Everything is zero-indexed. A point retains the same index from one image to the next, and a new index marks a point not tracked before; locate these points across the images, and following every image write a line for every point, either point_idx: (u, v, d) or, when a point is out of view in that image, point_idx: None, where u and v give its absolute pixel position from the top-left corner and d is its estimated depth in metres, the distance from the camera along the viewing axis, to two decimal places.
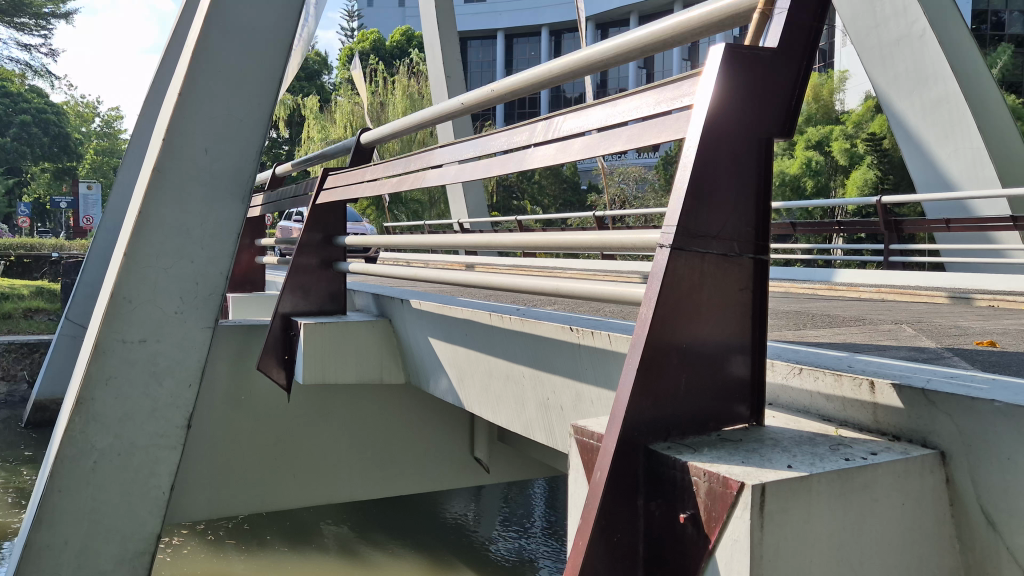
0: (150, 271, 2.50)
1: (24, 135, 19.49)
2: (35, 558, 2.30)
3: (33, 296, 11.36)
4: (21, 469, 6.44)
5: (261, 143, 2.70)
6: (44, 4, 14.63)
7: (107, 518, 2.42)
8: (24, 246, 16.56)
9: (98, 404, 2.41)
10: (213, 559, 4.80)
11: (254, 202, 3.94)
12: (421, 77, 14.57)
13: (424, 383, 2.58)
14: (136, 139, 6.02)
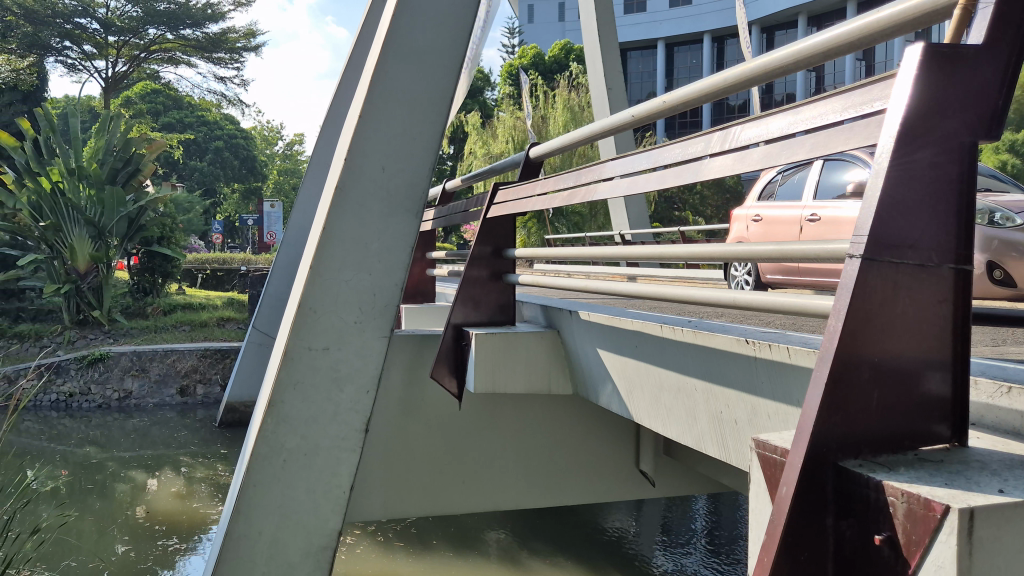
0: (333, 284, 2.67)
1: (218, 159, 21.43)
2: (233, 546, 2.51)
3: (225, 307, 12.42)
4: (216, 466, 7.04)
5: (434, 160, 2.81)
6: (237, 40, 16.05)
7: (295, 513, 2.60)
8: (218, 260, 18.14)
9: (287, 407, 2.59)
10: (384, 559, 5.04)
11: (426, 217, 4.11)
12: (581, 90, 14.63)
13: (591, 394, 2.59)
14: (318, 160, 6.50)
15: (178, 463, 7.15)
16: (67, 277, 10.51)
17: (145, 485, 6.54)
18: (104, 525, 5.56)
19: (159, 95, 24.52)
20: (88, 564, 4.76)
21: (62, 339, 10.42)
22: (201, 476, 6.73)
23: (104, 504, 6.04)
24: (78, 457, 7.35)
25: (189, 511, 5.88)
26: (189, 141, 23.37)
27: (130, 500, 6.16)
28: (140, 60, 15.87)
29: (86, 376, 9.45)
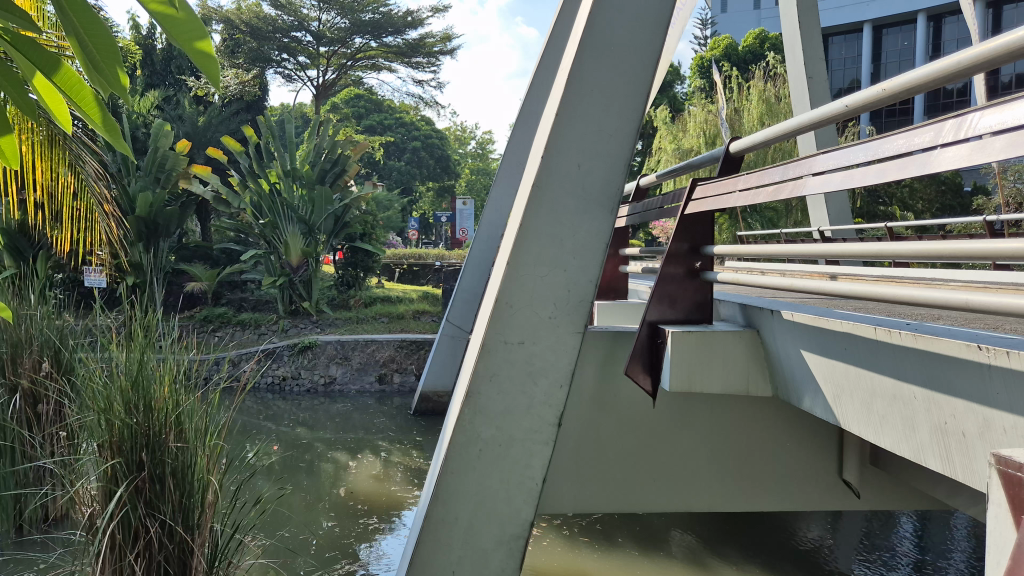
0: (529, 279, 2.73)
1: (415, 159, 22.44)
2: (433, 529, 2.64)
3: (420, 300, 13.01)
4: (412, 451, 7.40)
5: (630, 156, 2.79)
6: (434, 44, 16.68)
7: (490, 501, 2.68)
8: (414, 255, 19.00)
9: (483, 399, 2.68)
10: (569, 553, 5.10)
11: (620, 213, 4.11)
12: (778, 79, 13.95)
13: (794, 398, 2.48)
14: (508, 162, 6.98)
15: (377, 447, 7.59)
16: (282, 270, 11.45)
17: (348, 466, 7.00)
18: (313, 501, 6.01)
19: (362, 99, 26.13)
20: (299, 536, 5.16)
21: (277, 327, 11.36)
22: (398, 461, 7.10)
23: (313, 482, 6.53)
24: (290, 436, 7.98)
25: (387, 493, 6.22)
26: (390, 142, 24.74)
27: (335, 479, 6.61)
28: (346, 67, 16.97)
29: (297, 362, 10.25)
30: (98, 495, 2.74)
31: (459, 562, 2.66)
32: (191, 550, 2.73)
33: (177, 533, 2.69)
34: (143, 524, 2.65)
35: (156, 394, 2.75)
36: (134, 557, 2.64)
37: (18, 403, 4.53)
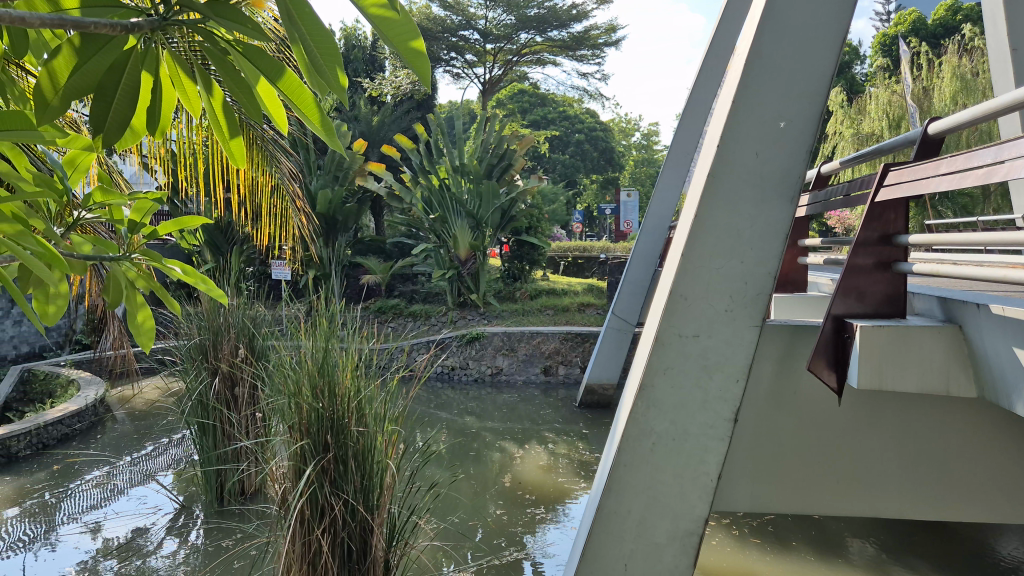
0: (704, 271, 2.65)
1: (579, 152, 22.46)
2: (606, 520, 2.65)
3: (584, 293, 13.00)
4: (577, 443, 7.43)
5: (813, 143, 2.65)
6: (598, 35, 16.58)
7: (663, 495, 2.65)
8: (578, 248, 19.00)
9: (656, 391, 2.65)
10: (739, 554, 4.95)
11: (800, 202, 3.93)
12: (976, 52, 12.78)
13: (1003, 401, 2.28)
14: (677, 152, 6.99)
15: (544, 438, 7.67)
16: (451, 264, 11.81)
17: (515, 455, 7.13)
18: (481, 488, 6.17)
19: (526, 94, 26.40)
20: (469, 522, 5.32)
21: (447, 319, 11.76)
22: (564, 452, 7.15)
23: (481, 469, 6.71)
24: (459, 424, 8.23)
25: (554, 484, 6.28)
26: (553, 136, 24.88)
27: (502, 467, 6.76)
28: (512, 63, 17.21)
29: (465, 353, 10.60)
30: (289, 473, 2.93)
31: (632, 555, 2.65)
32: (372, 529, 2.87)
33: (359, 512, 2.85)
34: (329, 501, 2.81)
35: (340, 379, 2.91)
36: (320, 532, 2.80)
37: (217, 386, 4.91)
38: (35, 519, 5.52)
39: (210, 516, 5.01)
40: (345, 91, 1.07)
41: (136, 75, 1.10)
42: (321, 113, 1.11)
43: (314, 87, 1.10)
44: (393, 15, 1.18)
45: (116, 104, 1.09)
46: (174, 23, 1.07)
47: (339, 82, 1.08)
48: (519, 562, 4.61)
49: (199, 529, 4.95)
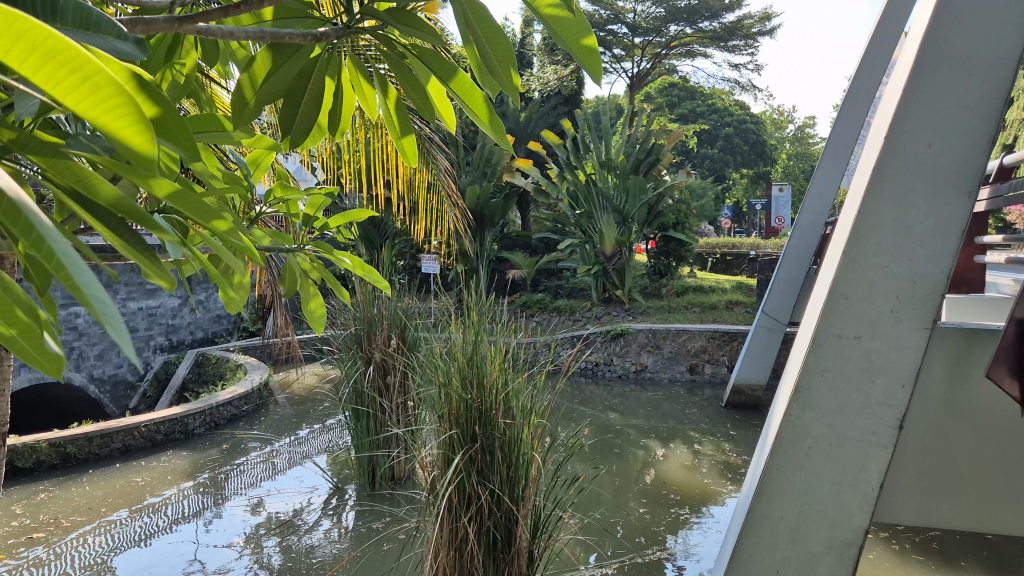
0: (867, 269, 2.51)
1: (729, 146, 21.84)
2: (757, 525, 2.58)
3: (733, 290, 12.64)
4: (723, 444, 7.25)
5: (995, 133, 2.44)
6: (751, 23, 16.04)
7: (819, 503, 2.54)
8: (728, 244, 18.48)
9: (812, 394, 2.53)
10: (900, 570, 4.67)
11: (979, 197, 3.67)
12: None
13: None
14: (835, 144, 6.68)
15: (689, 437, 7.52)
16: (596, 259, 11.79)
17: (658, 454, 7.04)
18: (624, 485, 6.14)
19: (674, 88, 25.97)
20: (611, 518, 5.30)
21: (591, 314, 11.78)
22: (709, 453, 6.99)
23: (623, 466, 6.67)
24: (602, 420, 8.21)
25: (699, 484, 6.15)
26: (702, 130, 24.36)
27: (645, 465, 6.70)
28: (661, 56, 16.95)
29: (610, 349, 10.59)
30: (438, 461, 3.03)
31: (784, 562, 2.57)
32: (517, 519, 2.92)
33: (505, 502, 2.90)
34: (476, 490, 2.88)
35: (488, 371, 2.98)
36: (467, 520, 2.89)
37: (371, 374, 5.13)
38: (207, 491, 5.99)
39: (363, 498, 5.25)
40: (517, 92, 1.08)
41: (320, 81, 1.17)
42: (490, 112, 1.14)
43: (487, 87, 1.13)
44: (566, 17, 1.14)
45: (302, 110, 1.16)
46: (356, 32, 1.10)
47: (512, 82, 1.09)
48: (661, 561, 4.56)
49: (352, 510, 5.19)
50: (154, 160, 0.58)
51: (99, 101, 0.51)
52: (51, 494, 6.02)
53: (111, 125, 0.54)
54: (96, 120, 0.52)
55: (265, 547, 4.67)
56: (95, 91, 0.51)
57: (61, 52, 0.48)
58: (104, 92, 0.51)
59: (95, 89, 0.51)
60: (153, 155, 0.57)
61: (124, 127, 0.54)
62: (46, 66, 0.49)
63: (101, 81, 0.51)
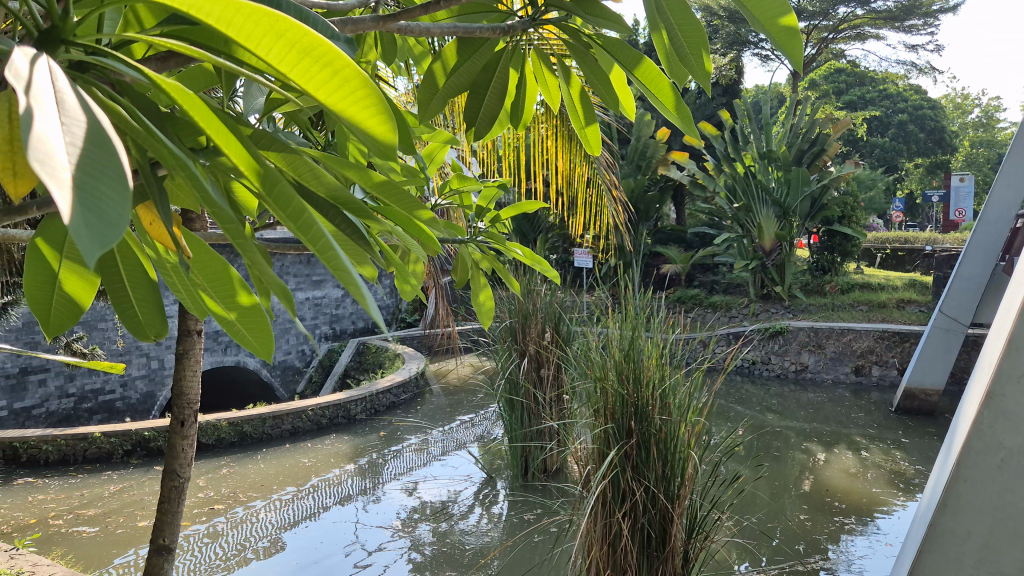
0: None
1: (902, 133, 20.46)
2: (941, 539, 2.38)
3: (906, 287, 11.85)
4: (893, 450, 6.83)
5: None
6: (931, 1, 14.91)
7: (1014, 521, 2.28)
8: (900, 238, 17.34)
9: (1007, 401, 2.29)
10: None
11: None
12: None
13: None
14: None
15: (854, 443, 7.12)
16: (754, 254, 11.35)
17: (820, 458, 6.72)
18: (784, 489, 5.89)
19: (843, 74, 24.59)
20: (770, 523, 5.11)
21: (748, 311, 11.43)
22: (877, 460, 6.59)
23: (781, 469, 6.41)
24: (759, 421, 7.93)
25: (865, 492, 5.82)
26: (873, 117, 22.95)
27: (805, 469, 6.41)
28: (829, 41, 16.07)
29: (768, 347, 10.20)
30: (593, 455, 3.02)
31: None
32: (672, 519, 2.79)
33: (659, 501, 2.79)
34: (630, 487, 2.81)
35: (645, 366, 2.92)
36: (621, 515, 2.84)
37: (526, 366, 5.18)
38: (366, 474, 6.27)
39: (516, 488, 5.30)
40: (708, 79, 1.04)
41: (504, 73, 1.18)
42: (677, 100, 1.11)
43: (674, 74, 1.10)
44: None
45: (487, 102, 1.18)
46: (543, 24, 1.10)
47: (703, 68, 1.05)
48: (825, 571, 4.35)
49: (505, 499, 5.27)
50: (395, 151, 0.56)
51: (344, 91, 0.49)
52: (230, 469, 6.51)
53: (356, 115, 0.52)
54: (340, 108, 0.51)
55: (420, 531, 4.83)
56: (342, 85, 0.49)
57: (320, 53, 0.47)
58: (351, 84, 0.49)
59: (342, 80, 0.48)
60: (394, 145, 0.55)
61: (367, 117, 0.51)
62: (303, 62, 0.48)
63: (347, 73, 0.48)
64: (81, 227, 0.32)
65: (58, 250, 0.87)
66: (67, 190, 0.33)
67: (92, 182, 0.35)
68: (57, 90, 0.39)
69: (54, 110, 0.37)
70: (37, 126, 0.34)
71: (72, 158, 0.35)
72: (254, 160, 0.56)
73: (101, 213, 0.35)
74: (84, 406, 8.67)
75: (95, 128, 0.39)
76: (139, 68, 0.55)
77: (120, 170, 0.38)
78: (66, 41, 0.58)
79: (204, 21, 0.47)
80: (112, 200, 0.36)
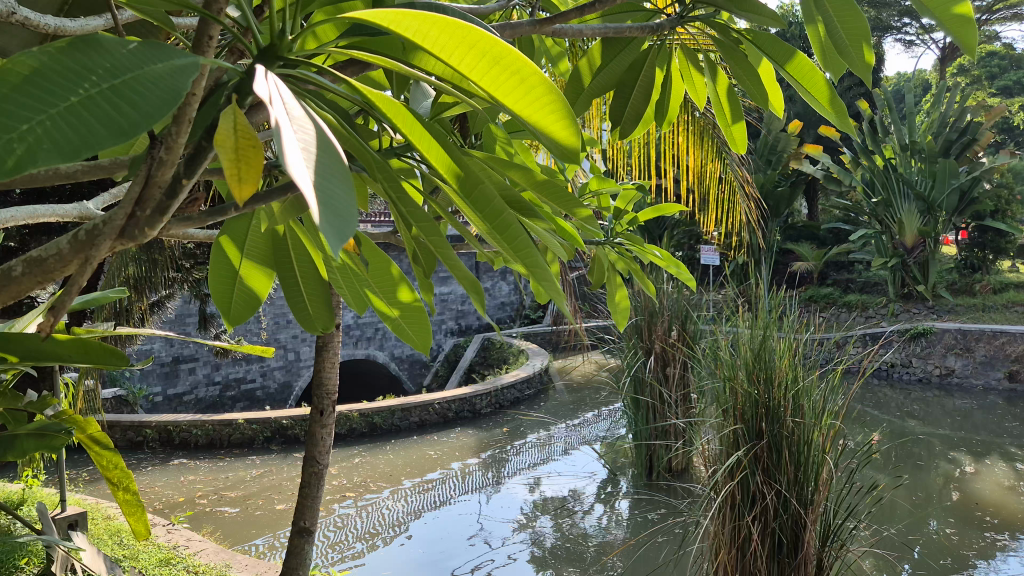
0: None
1: None
2: None
3: None
4: None
5: None
6: None
7: None
8: None
9: None
10: None
11: None
12: None
13: None
14: None
15: (1008, 454, 6.64)
16: (894, 252, 10.75)
17: (968, 469, 6.30)
18: (928, 501, 5.56)
19: (996, 58, 22.91)
20: (912, 535, 4.84)
21: (888, 311, 10.85)
22: None
23: (923, 479, 6.06)
24: (899, 427, 7.52)
25: (1020, 508, 5.41)
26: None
27: (950, 480, 6.03)
28: (982, 23, 14.97)
29: (910, 349, 9.64)
30: (721, 456, 2.95)
31: None
32: (804, 526, 2.68)
33: (792, 506, 2.68)
34: (761, 489, 2.73)
35: (777, 367, 2.81)
36: (751, 520, 2.75)
37: (651, 365, 5.11)
38: (490, 468, 6.37)
39: (639, 487, 5.25)
40: (868, 71, 1.01)
41: (651, 71, 1.19)
42: (831, 94, 1.08)
43: (827, 67, 1.06)
44: None
45: (632, 101, 1.18)
46: (692, 20, 1.09)
47: (862, 61, 1.02)
48: None
49: (627, 498, 5.22)
50: (574, 152, 0.58)
51: (529, 95, 0.51)
52: (362, 459, 6.76)
53: (539, 119, 0.54)
54: (526, 113, 0.53)
55: (542, 526, 4.85)
56: (528, 88, 0.51)
57: (508, 59, 0.49)
58: (535, 89, 0.51)
59: (527, 85, 0.50)
60: (577, 146, 0.57)
61: (550, 121, 0.53)
62: (492, 70, 0.50)
63: (533, 80, 0.50)
64: (322, 226, 0.35)
65: (240, 247, 0.94)
66: (313, 191, 0.36)
67: (331, 185, 0.38)
68: (288, 104, 0.42)
69: (291, 122, 0.40)
70: (283, 138, 0.37)
71: (312, 168, 0.38)
72: (454, 162, 0.61)
73: (336, 214, 0.37)
74: (228, 393, 9.20)
75: (321, 137, 0.41)
76: (342, 81, 0.59)
77: (342, 171, 0.40)
78: (279, 56, 0.62)
79: (399, 33, 0.50)
80: (343, 203, 0.38)
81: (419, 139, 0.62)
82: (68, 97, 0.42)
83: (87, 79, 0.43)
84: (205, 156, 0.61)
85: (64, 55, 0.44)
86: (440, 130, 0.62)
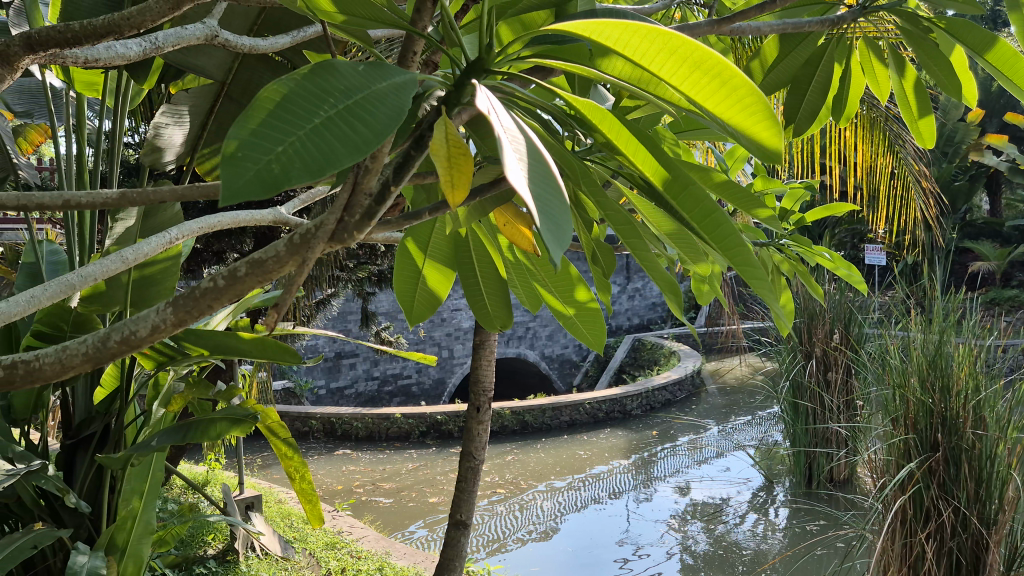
0: None
1: None
2: None
3: None
4: None
5: None
6: None
7: None
8: None
9: None
10: None
11: None
12: None
13: None
14: None
15: None
16: None
17: None
18: None
19: None
20: None
21: None
22: None
23: None
24: None
25: None
26: None
27: None
28: None
29: None
30: (890, 467, 2.79)
31: None
32: (986, 547, 2.48)
33: (972, 524, 2.49)
34: (937, 505, 2.55)
35: (954, 374, 2.61)
36: (925, 537, 2.58)
37: (812, 369, 4.90)
38: (639, 470, 6.31)
39: (797, 495, 5.03)
40: None
41: (830, 66, 1.15)
42: None
43: None
44: None
45: (810, 97, 1.15)
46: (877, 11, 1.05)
47: None
48: None
49: (784, 507, 5.02)
50: (773, 157, 0.57)
51: (735, 100, 0.51)
52: (514, 456, 6.87)
53: (741, 122, 0.53)
54: (729, 116, 0.53)
55: (693, 531, 4.76)
56: (731, 92, 0.51)
57: (711, 65, 0.49)
58: (740, 93, 0.51)
59: (730, 89, 0.50)
60: (778, 149, 0.55)
61: (751, 124, 0.53)
62: (695, 75, 0.51)
63: (737, 83, 0.50)
64: (540, 228, 0.37)
65: (423, 249, 0.99)
66: (532, 197, 0.38)
67: (543, 192, 0.40)
68: (502, 114, 0.44)
69: (506, 132, 0.42)
70: (504, 147, 0.39)
71: (526, 176, 0.40)
72: (655, 165, 0.61)
73: (552, 221, 0.39)
74: (385, 388, 9.61)
75: (534, 144, 0.44)
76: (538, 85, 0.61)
77: (552, 177, 0.42)
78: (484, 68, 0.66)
79: (605, 43, 0.52)
80: (559, 208, 0.40)
81: (620, 143, 0.63)
82: (315, 117, 0.44)
83: (327, 101, 0.45)
84: (411, 166, 0.66)
85: (308, 79, 0.46)
86: (635, 134, 0.62)
